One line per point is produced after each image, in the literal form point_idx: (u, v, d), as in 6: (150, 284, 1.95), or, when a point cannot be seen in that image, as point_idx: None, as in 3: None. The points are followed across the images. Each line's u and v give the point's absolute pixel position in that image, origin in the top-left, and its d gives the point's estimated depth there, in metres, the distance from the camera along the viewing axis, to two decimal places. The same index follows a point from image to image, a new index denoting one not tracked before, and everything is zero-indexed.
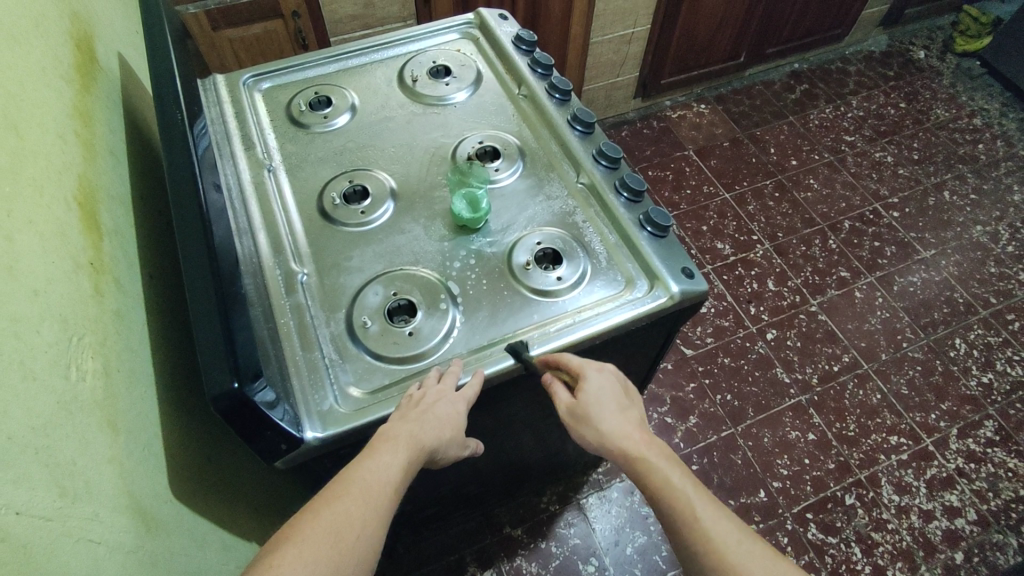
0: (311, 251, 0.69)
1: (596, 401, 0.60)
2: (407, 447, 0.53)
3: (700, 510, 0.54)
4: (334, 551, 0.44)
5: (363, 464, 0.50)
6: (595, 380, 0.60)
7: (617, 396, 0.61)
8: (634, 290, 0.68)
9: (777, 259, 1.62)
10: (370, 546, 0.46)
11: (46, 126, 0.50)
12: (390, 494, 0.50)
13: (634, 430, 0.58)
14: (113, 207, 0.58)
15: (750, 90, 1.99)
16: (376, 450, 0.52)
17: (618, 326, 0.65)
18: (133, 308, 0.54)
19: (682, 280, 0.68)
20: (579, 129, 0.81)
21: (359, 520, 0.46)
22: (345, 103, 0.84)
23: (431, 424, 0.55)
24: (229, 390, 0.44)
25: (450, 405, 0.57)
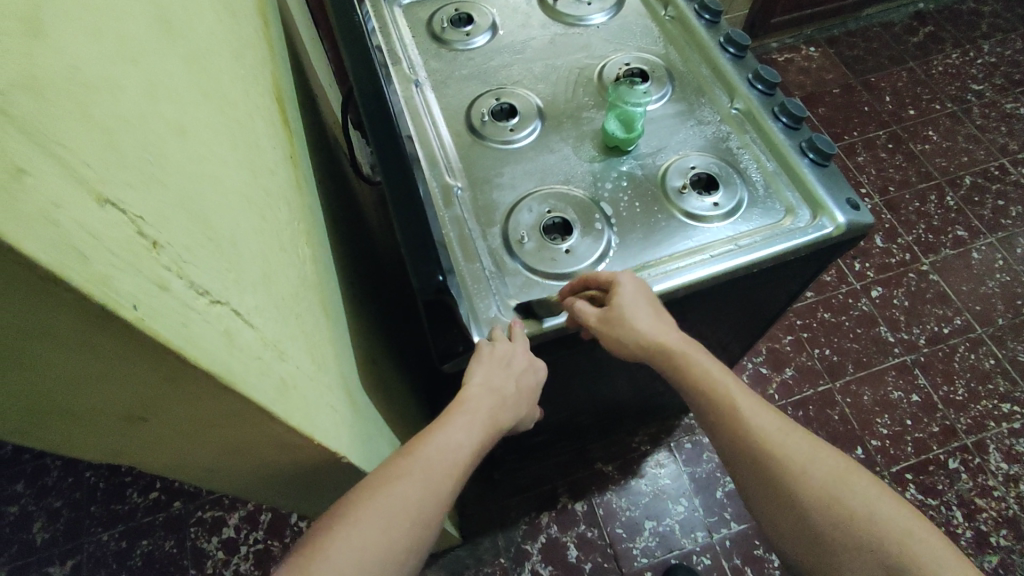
0: (463, 166, 0.70)
1: (631, 305, 0.57)
2: (480, 428, 0.54)
3: (761, 426, 0.53)
4: (381, 540, 0.43)
5: (429, 439, 0.51)
6: (628, 285, 0.58)
7: (652, 301, 0.59)
8: (793, 222, 0.65)
9: (887, 214, 1.53)
10: (426, 526, 0.46)
11: (247, 21, 0.51)
12: (450, 478, 0.50)
13: (669, 331, 0.58)
14: (291, 108, 0.59)
15: (866, 33, 1.85)
16: (448, 428, 0.52)
17: (778, 255, 0.63)
18: (320, 209, 0.56)
19: (846, 209, 0.65)
20: (731, 52, 0.76)
21: (417, 497, 0.47)
22: (485, 21, 0.82)
23: (509, 389, 0.56)
24: None
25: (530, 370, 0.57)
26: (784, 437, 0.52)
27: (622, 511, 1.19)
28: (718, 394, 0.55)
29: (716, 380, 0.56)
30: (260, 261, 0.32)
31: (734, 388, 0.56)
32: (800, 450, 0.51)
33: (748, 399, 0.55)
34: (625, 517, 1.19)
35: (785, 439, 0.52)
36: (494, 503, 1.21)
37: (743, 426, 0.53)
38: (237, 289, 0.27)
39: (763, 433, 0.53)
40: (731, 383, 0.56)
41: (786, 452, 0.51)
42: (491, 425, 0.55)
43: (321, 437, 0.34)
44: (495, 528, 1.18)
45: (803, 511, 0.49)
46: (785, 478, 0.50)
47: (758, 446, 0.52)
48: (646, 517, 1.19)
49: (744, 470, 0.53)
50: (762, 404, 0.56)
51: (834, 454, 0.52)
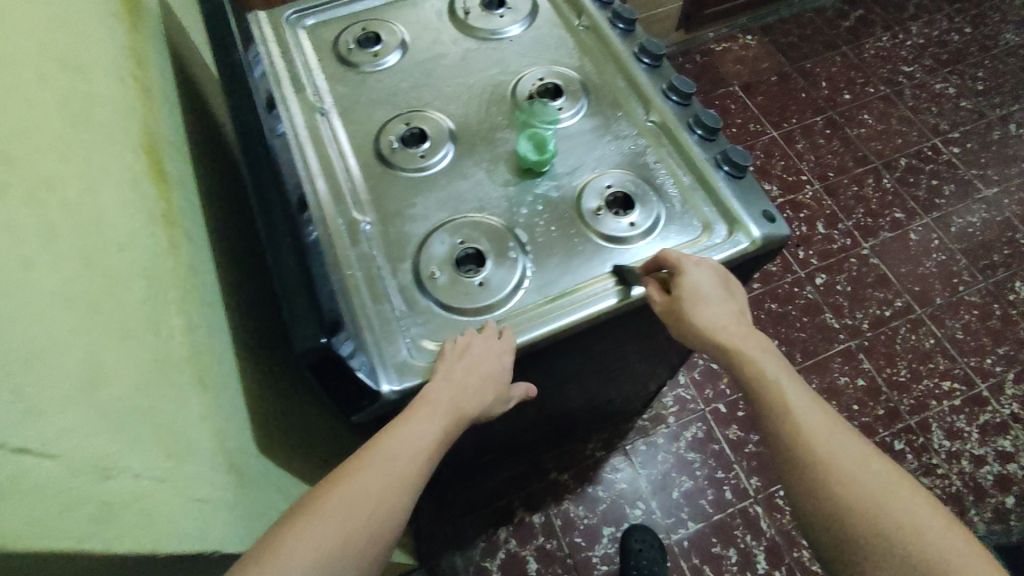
0: (371, 198, 0.67)
1: (694, 292, 0.57)
2: (447, 414, 0.53)
3: (839, 461, 0.48)
4: (343, 533, 0.44)
5: (394, 432, 0.51)
6: (692, 276, 0.57)
7: (717, 288, 0.59)
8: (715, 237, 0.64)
9: (827, 200, 1.55)
10: (388, 518, 0.47)
11: (104, 69, 0.47)
12: (417, 466, 0.50)
13: (733, 323, 0.57)
14: (174, 155, 0.55)
15: (800, 19, 1.86)
16: (412, 416, 0.52)
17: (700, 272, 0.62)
18: (206, 261, 0.53)
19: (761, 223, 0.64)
20: (646, 62, 0.75)
21: (379, 489, 0.47)
22: (394, 39, 0.79)
23: (474, 378, 0.54)
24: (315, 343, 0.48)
25: (495, 360, 0.56)
26: (866, 475, 0.47)
27: (580, 520, 1.19)
28: (790, 415, 0.51)
29: (788, 396, 0.52)
30: (87, 362, 0.31)
31: (811, 413, 0.51)
32: (879, 492, 0.46)
33: (826, 425, 0.50)
34: (583, 525, 1.19)
35: (866, 478, 0.47)
36: (450, 522, 1.19)
37: (819, 459, 0.48)
38: (23, 423, 0.26)
39: (838, 468, 0.48)
40: (803, 400, 0.52)
41: (863, 494, 0.46)
42: (459, 415, 0.54)
43: (160, 543, 0.33)
44: (452, 548, 1.17)
45: (876, 567, 0.44)
46: (860, 524, 0.46)
47: (832, 486, 0.47)
48: (604, 523, 1.19)
49: (816, 509, 0.48)
50: (845, 432, 0.50)
51: (923, 497, 0.46)
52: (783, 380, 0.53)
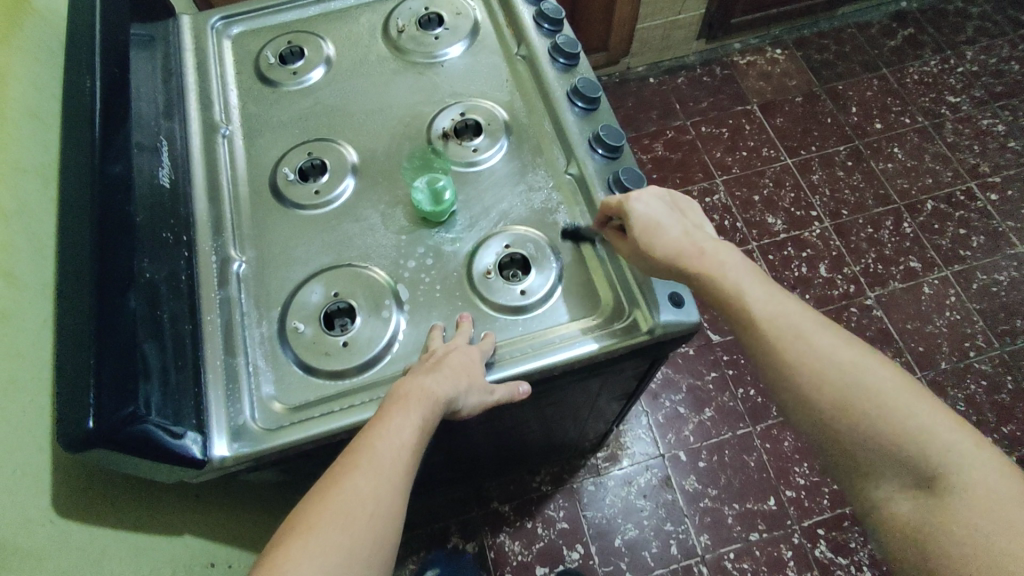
0: (255, 235, 0.63)
1: (648, 217, 0.57)
2: (420, 407, 0.50)
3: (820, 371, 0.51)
4: (345, 541, 0.43)
5: (373, 433, 0.49)
6: (638, 203, 0.57)
7: (667, 211, 0.59)
8: (630, 313, 0.58)
9: (836, 240, 1.42)
10: (386, 521, 0.45)
11: None
12: (405, 464, 0.48)
13: (691, 242, 0.57)
14: (21, 184, 0.52)
15: (839, 34, 1.71)
16: (388, 415, 0.50)
17: (621, 345, 0.57)
18: (38, 300, 0.50)
19: (670, 308, 0.57)
20: (579, 105, 0.67)
21: (373, 492, 0.46)
22: (319, 55, 0.74)
23: (445, 375, 0.51)
24: (82, 431, 0.42)
25: (468, 358, 0.53)
26: (865, 382, 0.50)
27: (514, 555, 1.15)
28: (762, 327, 0.54)
29: (753, 305, 0.55)
30: None
31: (785, 318, 0.54)
32: (882, 398, 0.49)
33: (795, 327, 0.53)
34: (516, 562, 1.14)
35: (851, 374, 0.50)
36: None
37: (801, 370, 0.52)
38: None
39: (837, 380, 0.50)
40: (769, 305, 0.55)
41: (856, 393, 0.49)
42: (439, 405, 0.51)
43: None
44: None
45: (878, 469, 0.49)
46: (841, 415, 0.50)
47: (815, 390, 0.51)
48: (539, 562, 1.14)
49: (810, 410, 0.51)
50: (812, 327, 0.54)
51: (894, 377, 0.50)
52: (744, 287, 0.56)
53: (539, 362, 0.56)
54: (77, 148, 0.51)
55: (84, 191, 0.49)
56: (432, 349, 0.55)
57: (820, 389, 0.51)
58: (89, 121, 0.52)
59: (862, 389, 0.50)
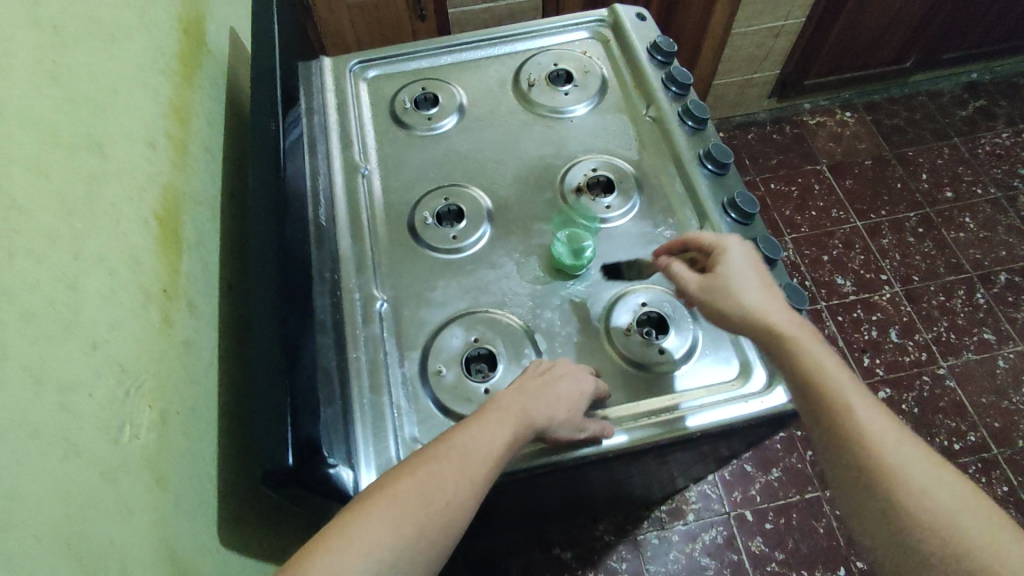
0: (393, 274, 0.65)
1: (735, 267, 0.54)
2: (514, 421, 0.49)
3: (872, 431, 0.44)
4: (411, 524, 0.41)
5: (468, 429, 0.47)
6: (733, 251, 0.56)
7: (759, 269, 0.55)
8: (678, 406, 0.57)
9: (907, 305, 1.41)
10: (453, 524, 0.43)
11: (135, 134, 0.46)
12: (489, 468, 0.46)
13: (778, 305, 0.52)
14: (197, 216, 0.55)
15: (910, 101, 1.73)
16: (482, 417, 0.49)
17: (668, 437, 0.56)
18: (207, 328, 0.52)
19: (710, 410, 0.56)
20: (710, 167, 0.69)
21: (452, 484, 0.44)
22: (452, 102, 0.76)
23: (545, 401, 0.51)
24: (282, 468, 0.44)
25: (575, 392, 0.54)
26: (922, 469, 0.42)
27: None
28: (827, 391, 0.46)
29: (824, 371, 0.47)
30: None
31: (861, 401, 0.46)
32: (936, 488, 0.41)
33: (870, 405, 0.46)
34: None
35: (910, 465, 0.42)
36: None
37: (855, 431, 0.44)
38: None
39: (896, 456, 0.43)
40: (842, 378, 0.47)
41: (906, 477, 0.42)
42: (534, 427, 0.50)
43: None
44: None
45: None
46: (898, 497, 0.42)
47: (861, 449, 0.44)
48: None
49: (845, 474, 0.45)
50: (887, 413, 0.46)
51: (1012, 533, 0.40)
52: (817, 355, 0.48)
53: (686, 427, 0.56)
54: (263, 193, 0.54)
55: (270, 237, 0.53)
56: (540, 363, 0.56)
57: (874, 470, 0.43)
58: (272, 168, 0.56)
59: (919, 478, 0.42)
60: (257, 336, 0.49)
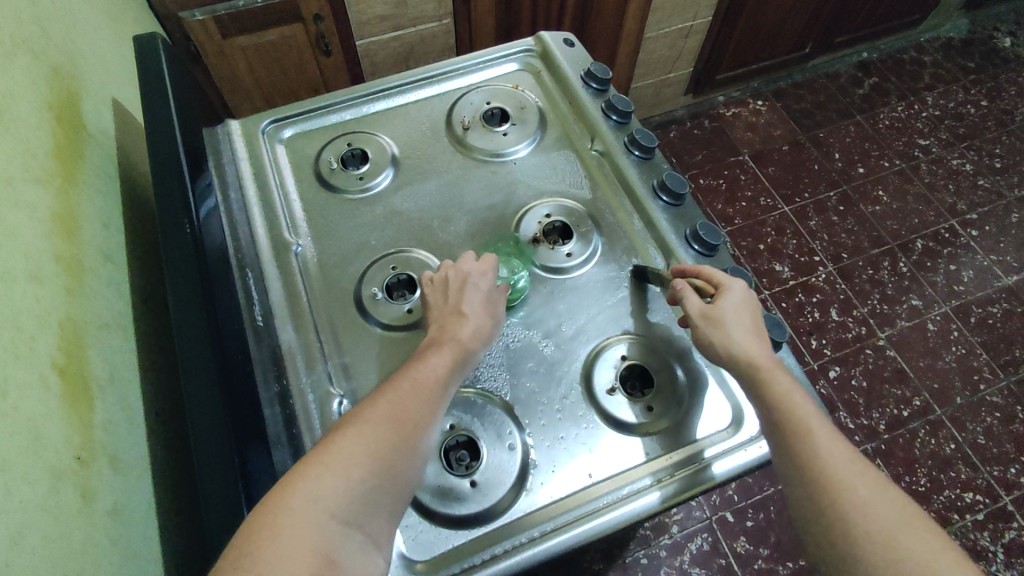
0: (347, 362, 0.58)
1: (734, 310, 0.54)
2: (452, 351, 0.51)
3: (812, 423, 0.48)
4: (372, 456, 0.43)
5: (413, 363, 0.49)
6: (735, 294, 0.55)
7: (755, 316, 0.55)
8: (699, 456, 0.55)
9: (841, 283, 1.47)
10: (412, 452, 0.45)
11: (13, 273, 0.38)
12: (437, 394, 0.48)
13: (760, 344, 0.53)
14: (107, 343, 0.46)
15: (812, 84, 1.81)
16: (424, 353, 0.51)
17: (697, 489, 0.54)
18: (137, 479, 0.44)
19: (730, 455, 0.55)
20: (665, 199, 0.67)
21: (406, 414, 0.46)
22: (383, 156, 0.70)
23: (466, 320, 0.53)
24: None
25: (483, 295, 0.56)
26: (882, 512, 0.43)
27: None
28: (808, 441, 0.47)
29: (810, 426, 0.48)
30: None
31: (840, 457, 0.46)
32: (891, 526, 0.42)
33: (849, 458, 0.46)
34: None
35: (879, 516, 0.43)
36: None
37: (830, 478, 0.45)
38: None
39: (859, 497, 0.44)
40: (827, 436, 0.47)
41: (868, 521, 0.43)
42: (467, 351, 0.52)
43: None
44: None
45: None
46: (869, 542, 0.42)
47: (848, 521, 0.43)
48: None
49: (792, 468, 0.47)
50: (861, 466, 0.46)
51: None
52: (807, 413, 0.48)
53: (684, 486, 0.53)
54: (191, 311, 0.47)
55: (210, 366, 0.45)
56: (433, 279, 0.57)
57: (836, 512, 0.43)
58: (197, 280, 0.48)
59: (878, 519, 0.43)
60: (205, 491, 0.42)
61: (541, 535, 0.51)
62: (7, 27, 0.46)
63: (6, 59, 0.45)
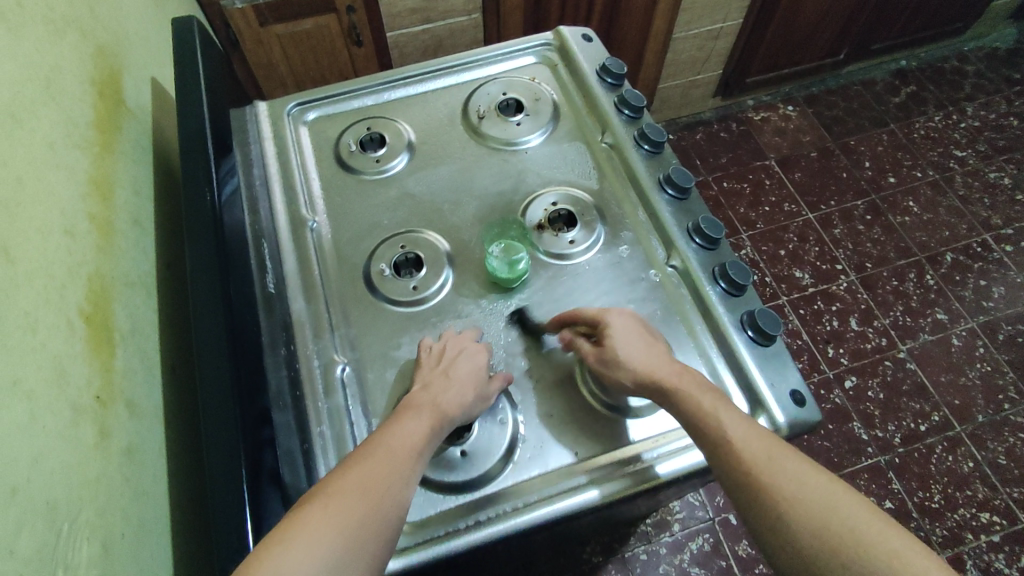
0: (353, 333, 0.61)
1: (621, 338, 0.55)
2: (430, 416, 0.51)
3: (723, 418, 0.50)
4: (344, 528, 0.42)
5: (387, 430, 0.49)
6: (615, 320, 0.57)
7: (640, 332, 0.57)
8: (641, 457, 0.55)
9: (863, 293, 1.44)
10: (385, 522, 0.44)
11: (49, 226, 0.41)
12: (413, 460, 0.48)
13: (666, 365, 0.54)
14: (132, 298, 0.50)
15: (846, 91, 1.78)
16: (401, 417, 0.51)
17: (640, 488, 0.54)
18: (152, 424, 0.47)
19: (676, 456, 0.55)
20: (670, 192, 0.68)
21: (383, 483, 0.45)
22: (400, 141, 0.73)
23: (450, 387, 0.53)
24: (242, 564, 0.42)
25: (474, 367, 0.55)
26: (798, 483, 0.45)
27: None
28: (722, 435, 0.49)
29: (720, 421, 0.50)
30: None
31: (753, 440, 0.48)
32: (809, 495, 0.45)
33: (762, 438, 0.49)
34: None
35: (795, 485, 0.45)
36: None
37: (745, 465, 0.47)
38: None
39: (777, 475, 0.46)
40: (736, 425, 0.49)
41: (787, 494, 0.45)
42: (448, 417, 0.52)
43: None
44: None
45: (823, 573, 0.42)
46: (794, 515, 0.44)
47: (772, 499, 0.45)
48: None
49: (726, 472, 0.48)
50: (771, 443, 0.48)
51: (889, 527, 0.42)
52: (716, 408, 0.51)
53: (667, 469, 0.55)
54: (207, 273, 0.50)
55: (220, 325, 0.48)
56: (432, 346, 0.57)
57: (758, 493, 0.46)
58: (214, 245, 0.51)
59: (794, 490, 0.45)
60: (210, 434, 0.45)
61: (524, 506, 0.53)
62: (58, 5, 0.50)
63: (54, 34, 0.49)
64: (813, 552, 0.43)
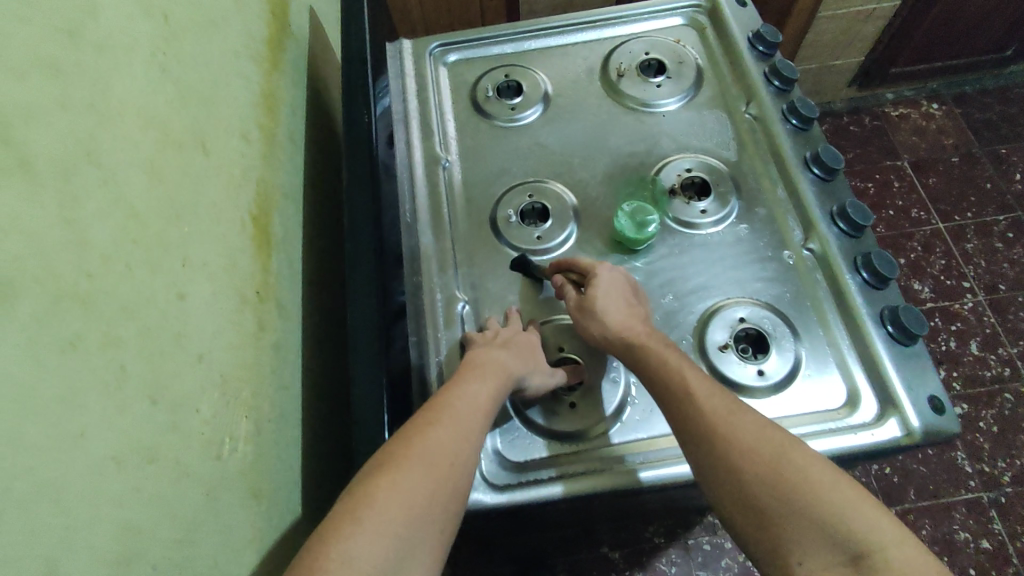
0: (475, 273, 0.62)
1: (603, 292, 0.54)
2: (496, 377, 0.49)
3: (688, 375, 0.48)
4: (414, 502, 0.40)
5: (452, 392, 0.47)
6: (605, 273, 0.55)
7: (626, 291, 0.55)
8: (625, 459, 0.53)
9: (990, 317, 1.32)
10: (453, 491, 0.42)
11: (231, 127, 0.44)
12: (479, 424, 0.46)
13: (636, 323, 0.53)
14: (285, 209, 0.53)
15: (1004, 94, 1.60)
16: (464, 378, 0.49)
17: (613, 486, 0.51)
18: (293, 327, 0.51)
19: (664, 462, 0.52)
20: (816, 172, 0.64)
21: (448, 451, 0.43)
22: (536, 92, 0.72)
23: (509, 353, 0.51)
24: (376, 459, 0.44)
25: (530, 346, 0.54)
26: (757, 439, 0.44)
27: None
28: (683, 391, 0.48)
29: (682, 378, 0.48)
30: (111, 545, 0.26)
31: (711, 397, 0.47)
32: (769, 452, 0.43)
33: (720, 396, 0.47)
34: None
35: (754, 442, 0.44)
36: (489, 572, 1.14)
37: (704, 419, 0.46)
38: None
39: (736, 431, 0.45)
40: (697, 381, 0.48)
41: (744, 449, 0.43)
42: (512, 378, 0.50)
43: None
44: None
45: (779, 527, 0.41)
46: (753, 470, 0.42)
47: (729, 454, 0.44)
48: None
49: (691, 442, 0.46)
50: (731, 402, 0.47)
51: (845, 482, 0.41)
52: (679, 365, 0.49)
53: None
54: (355, 193, 0.52)
55: (363, 243, 0.50)
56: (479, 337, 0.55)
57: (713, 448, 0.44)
58: (364, 167, 0.53)
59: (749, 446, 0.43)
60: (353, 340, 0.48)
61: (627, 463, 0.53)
62: None
63: None
64: (778, 510, 0.41)
